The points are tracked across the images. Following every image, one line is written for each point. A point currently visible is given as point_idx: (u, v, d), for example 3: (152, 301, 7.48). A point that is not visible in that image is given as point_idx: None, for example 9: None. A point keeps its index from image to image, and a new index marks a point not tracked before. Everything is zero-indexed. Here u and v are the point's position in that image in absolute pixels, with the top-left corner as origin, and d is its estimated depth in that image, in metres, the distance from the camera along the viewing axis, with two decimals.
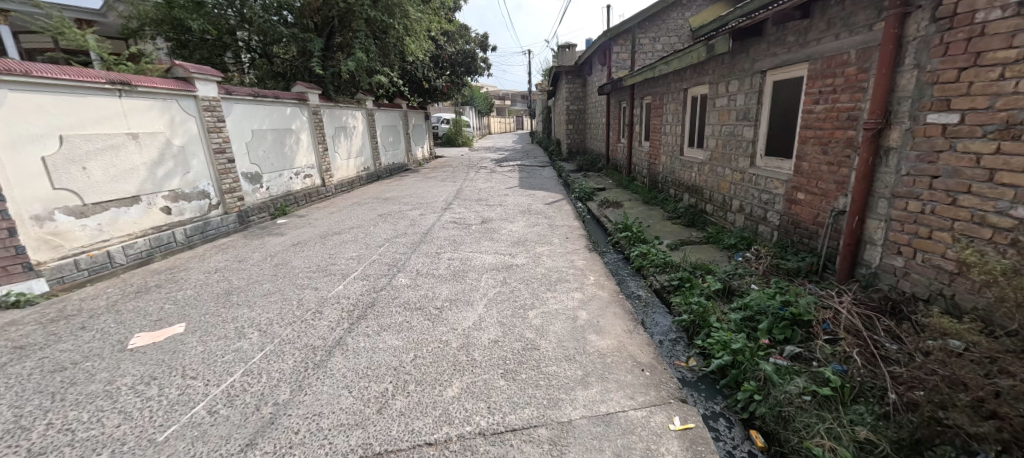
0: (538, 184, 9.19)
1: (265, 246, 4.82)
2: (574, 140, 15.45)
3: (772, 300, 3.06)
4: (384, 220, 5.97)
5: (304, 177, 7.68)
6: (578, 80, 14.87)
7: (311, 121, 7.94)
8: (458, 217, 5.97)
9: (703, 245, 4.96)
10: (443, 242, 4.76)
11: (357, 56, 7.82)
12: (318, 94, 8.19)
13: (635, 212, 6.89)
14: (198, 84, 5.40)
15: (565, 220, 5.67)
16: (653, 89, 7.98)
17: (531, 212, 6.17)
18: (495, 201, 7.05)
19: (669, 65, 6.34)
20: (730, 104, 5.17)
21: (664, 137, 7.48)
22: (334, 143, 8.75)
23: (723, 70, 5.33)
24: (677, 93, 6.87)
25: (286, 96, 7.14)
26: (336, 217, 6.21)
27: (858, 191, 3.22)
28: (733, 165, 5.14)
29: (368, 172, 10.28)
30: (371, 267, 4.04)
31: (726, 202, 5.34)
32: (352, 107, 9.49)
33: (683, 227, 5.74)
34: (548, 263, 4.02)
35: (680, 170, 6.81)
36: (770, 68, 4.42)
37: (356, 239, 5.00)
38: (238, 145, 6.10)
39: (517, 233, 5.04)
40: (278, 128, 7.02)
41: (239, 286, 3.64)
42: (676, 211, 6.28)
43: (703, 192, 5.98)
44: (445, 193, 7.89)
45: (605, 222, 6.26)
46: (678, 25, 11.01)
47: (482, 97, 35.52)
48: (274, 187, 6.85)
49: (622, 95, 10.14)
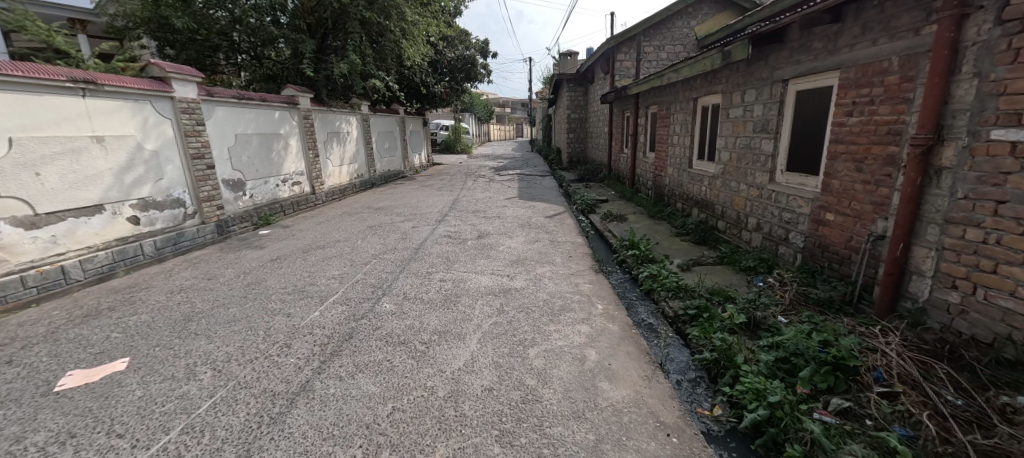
0: (538, 195, 8.81)
1: (240, 261, 4.40)
2: (575, 149, 15.13)
3: (809, 339, 2.66)
4: (374, 232, 5.58)
5: (292, 184, 7.28)
6: (580, 88, 14.59)
7: (301, 126, 7.56)
8: (454, 231, 5.56)
9: (718, 266, 4.58)
10: (436, 260, 4.36)
11: (351, 59, 7.48)
12: (310, 97, 7.83)
13: (641, 227, 6.51)
14: (175, 85, 5.02)
15: (567, 236, 5.28)
16: (659, 98, 7.64)
17: (532, 227, 5.77)
18: (493, 213, 6.66)
19: (678, 72, 5.99)
20: (746, 115, 4.81)
21: (671, 149, 7.13)
22: (326, 149, 8.37)
23: (738, 79, 4.98)
24: (685, 102, 6.53)
25: (274, 98, 6.77)
26: (323, 229, 5.81)
27: (904, 215, 2.84)
28: (749, 180, 4.77)
29: (362, 179, 9.90)
30: (354, 288, 3.64)
31: (742, 220, 4.97)
32: (346, 112, 9.13)
33: (694, 245, 5.35)
34: (551, 287, 3.62)
35: (688, 183, 6.45)
36: (793, 77, 4.07)
37: (341, 254, 4.60)
38: (219, 150, 5.71)
39: (515, 250, 4.65)
40: (265, 132, 6.63)
41: (203, 310, 3.24)
42: (686, 227, 5.90)
43: (715, 208, 5.60)
44: (440, 203, 7.50)
45: (610, 238, 5.87)
46: (683, 33, 10.75)
47: (482, 104, 35.32)
48: (258, 195, 6.45)
49: (626, 104, 9.82)
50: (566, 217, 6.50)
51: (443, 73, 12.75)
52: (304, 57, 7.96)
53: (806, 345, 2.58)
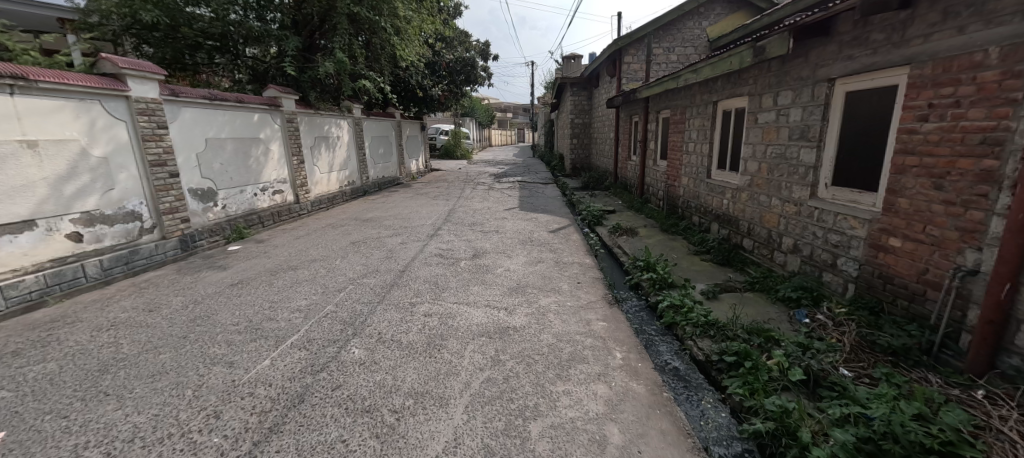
0: (541, 205, 8.20)
1: (195, 287, 3.79)
2: (579, 156, 14.54)
3: (898, 410, 2.03)
4: (357, 249, 4.96)
5: (272, 193, 6.68)
6: (584, 92, 14.02)
7: (285, 130, 6.99)
8: (446, 249, 4.94)
9: (749, 294, 3.97)
10: (422, 286, 3.74)
11: (339, 58, 6.92)
12: (295, 99, 7.26)
13: (655, 243, 5.89)
14: (131, 82, 4.44)
15: (574, 256, 4.66)
16: (672, 102, 7.04)
17: (534, 244, 5.15)
18: (492, 226, 6.05)
19: (697, 73, 5.39)
20: (779, 119, 4.21)
21: (686, 157, 6.52)
22: (313, 155, 7.79)
23: (769, 79, 4.37)
24: (703, 105, 5.94)
25: (252, 99, 6.19)
26: (300, 245, 5.20)
27: (1012, 247, 2.22)
28: (783, 195, 4.16)
29: (353, 186, 9.30)
30: (320, 326, 3.02)
31: (773, 240, 4.35)
32: (336, 115, 8.56)
33: (717, 266, 4.73)
34: (557, 326, 3.00)
35: (707, 196, 5.82)
36: (843, 75, 3.46)
37: (313, 278, 3.98)
38: (185, 156, 5.12)
39: (515, 274, 4.02)
40: (241, 137, 6.05)
41: (127, 357, 2.62)
42: (705, 245, 5.29)
43: (739, 224, 4.99)
44: (435, 214, 6.90)
45: (621, 257, 5.26)
46: (694, 35, 10.16)
47: (483, 109, 34.88)
48: (232, 205, 5.85)
49: (634, 109, 9.22)
50: (571, 231, 5.88)
51: (441, 76, 12.18)
52: (287, 55, 7.38)
53: (900, 424, 1.95)
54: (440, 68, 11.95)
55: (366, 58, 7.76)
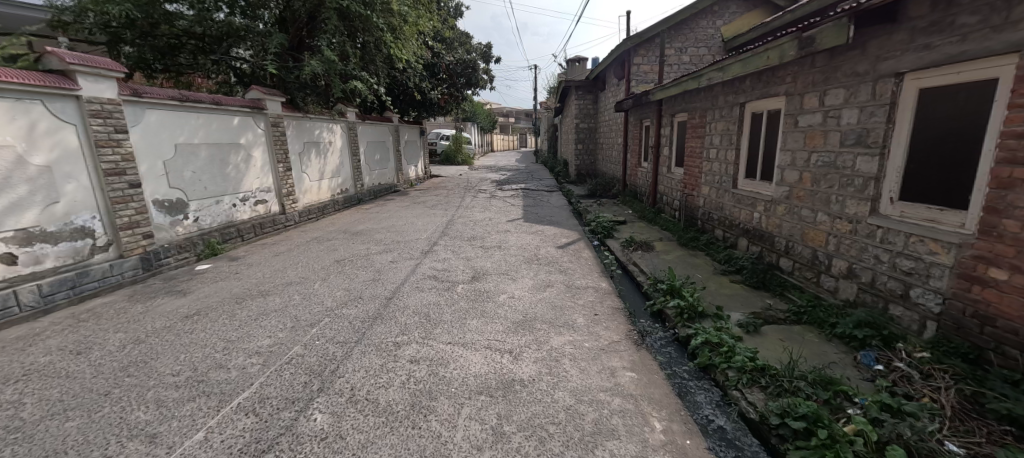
0: (546, 215, 7.61)
1: (142, 319, 3.21)
2: (584, 162, 13.96)
3: None
4: (341, 269, 4.37)
5: (254, 203, 6.11)
6: (590, 96, 13.45)
7: (269, 135, 6.43)
8: (441, 269, 4.35)
9: (797, 328, 3.37)
10: (411, 320, 3.14)
11: (328, 57, 6.37)
12: (282, 101, 6.71)
13: (675, 261, 5.29)
14: (83, 80, 3.90)
15: (588, 279, 4.06)
16: (690, 104, 6.46)
17: (540, 263, 4.55)
18: (493, 241, 5.45)
19: (723, 72, 4.80)
20: (827, 122, 3.63)
21: (706, 164, 5.93)
22: (302, 162, 7.24)
23: (813, 76, 3.80)
24: (727, 107, 5.36)
25: (231, 101, 5.65)
26: (277, 263, 4.60)
27: None
28: (834, 210, 3.56)
29: (346, 194, 8.74)
30: (278, 377, 2.42)
31: (821, 262, 3.75)
32: (327, 119, 8.01)
33: (751, 291, 4.14)
34: (574, 379, 2.40)
35: (733, 208, 5.22)
36: (916, 69, 2.88)
37: (283, 307, 3.39)
38: (149, 164, 4.58)
39: (520, 304, 3.43)
40: (219, 142, 5.50)
41: (22, 427, 2.04)
42: (735, 265, 4.68)
43: (775, 242, 4.39)
44: (432, 227, 6.32)
45: (640, 278, 4.67)
46: (708, 35, 9.58)
47: (485, 113, 34.38)
48: (206, 218, 5.29)
49: (645, 112, 8.63)
50: (582, 247, 5.29)
51: (441, 78, 11.64)
52: (271, 54, 6.80)
53: None
54: (440, 70, 11.40)
55: (358, 58, 7.22)
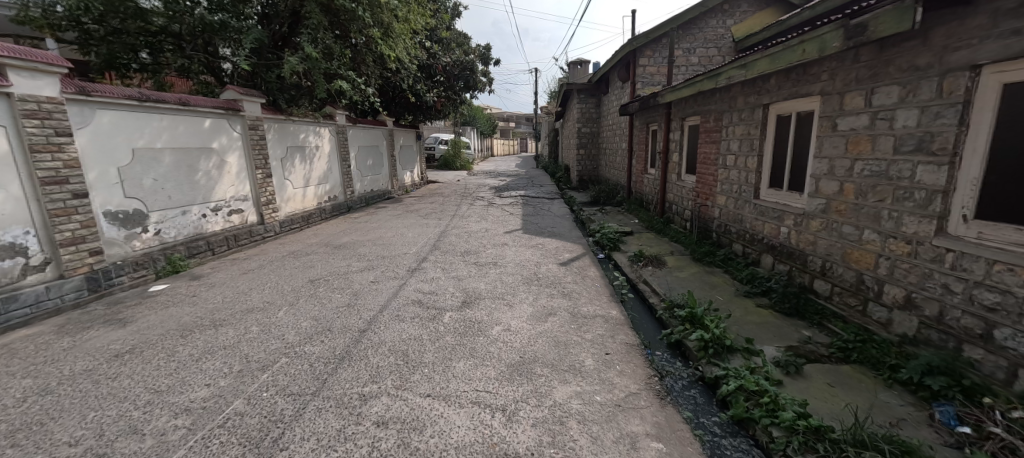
0: (548, 225, 7.07)
1: (62, 360, 2.68)
2: (587, 167, 13.44)
3: None
4: (313, 291, 3.83)
5: (228, 213, 5.58)
6: (592, 100, 12.96)
7: (246, 139, 5.91)
8: (427, 292, 3.79)
9: (846, 370, 2.82)
10: (384, 362, 2.61)
11: (311, 53, 5.90)
12: (261, 103, 6.21)
13: (691, 279, 4.74)
14: (16, 76, 3.39)
15: (595, 306, 3.52)
16: (703, 106, 5.93)
17: (540, 285, 4.01)
18: (489, 257, 4.90)
19: (746, 69, 4.28)
20: (877, 125, 3.11)
21: (722, 172, 5.41)
22: (284, 168, 6.73)
23: (857, 72, 3.29)
24: (747, 109, 4.85)
25: (202, 101, 5.14)
26: (242, 283, 4.06)
27: None
28: (886, 227, 3.04)
29: (334, 202, 8.22)
30: (202, 450, 1.88)
31: (869, 287, 3.22)
32: (314, 122, 7.50)
33: (783, 319, 3.59)
34: (583, 452, 1.87)
35: (756, 221, 4.69)
36: (1001, 61, 2.38)
37: (234, 343, 2.84)
38: (100, 171, 4.06)
39: (516, 340, 2.89)
40: (187, 146, 4.99)
41: None
42: (760, 287, 4.14)
43: (808, 262, 3.85)
44: (422, 239, 5.77)
45: (653, 301, 4.12)
46: (718, 35, 9.06)
47: (485, 118, 33.93)
48: (170, 231, 4.76)
49: (653, 116, 8.11)
50: (587, 264, 4.75)
51: (437, 81, 11.13)
52: (247, 50, 6.25)
53: None
54: (436, 71, 10.85)
55: (346, 57, 6.74)
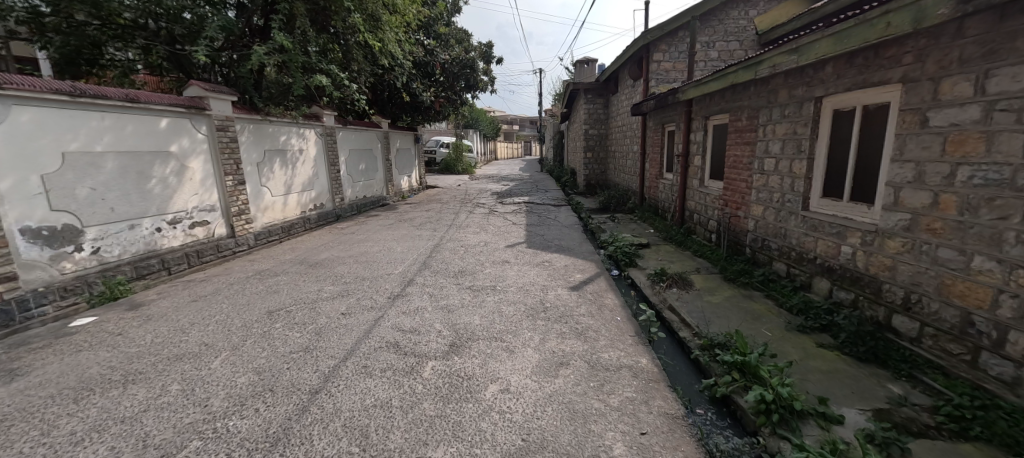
0: (554, 237, 6.31)
1: None
2: (594, 171, 12.67)
3: None
4: (267, 327, 3.09)
5: (189, 226, 4.88)
6: (600, 99, 12.23)
7: (214, 141, 5.21)
8: (408, 330, 3.04)
9: (970, 454, 2.07)
10: (333, 449, 1.88)
11: (285, 43, 5.21)
12: (232, 101, 5.50)
13: (728, 306, 3.97)
14: None
15: (619, 351, 2.76)
16: (734, 100, 5.16)
17: (548, 319, 3.24)
18: (486, 280, 4.14)
19: (798, 54, 3.53)
20: (999, 120, 2.38)
21: (758, 177, 4.65)
22: (261, 173, 6.03)
23: (962, 52, 2.55)
24: (792, 103, 4.09)
25: (156, 98, 4.44)
26: (184, 316, 3.33)
27: None
28: (1012, 254, 2.32)
29: (321, 210, 7.52)
30: None
31: (983, 332, 2.48)
32: (297, 124, 6.81)
33: (859, 368, 2.82)
34: None
35: (804, 237, 3.93)
36: None
37: (138, 414, 2.12)
38: (15, 180, 3.38)
39: (516, 409, 2.14)
40: (136, 149, 4.30)
41: None
42: (819, 321, 3.37)
43: (883, 292, 3.09)
44: (412, 256, 5.02)
45: (687, 339, 3.37)
46: (740, 28, 8.30)
47: (487, 120, 33.30)
48: (113, 249, 4.07)
49: (669, 115, 7.35)
50: (602, 288, 3.99)
51: (435, 80, 10.43)
52: (211, 40, 5.52)
53: None
54: (434, 69, 10.11)
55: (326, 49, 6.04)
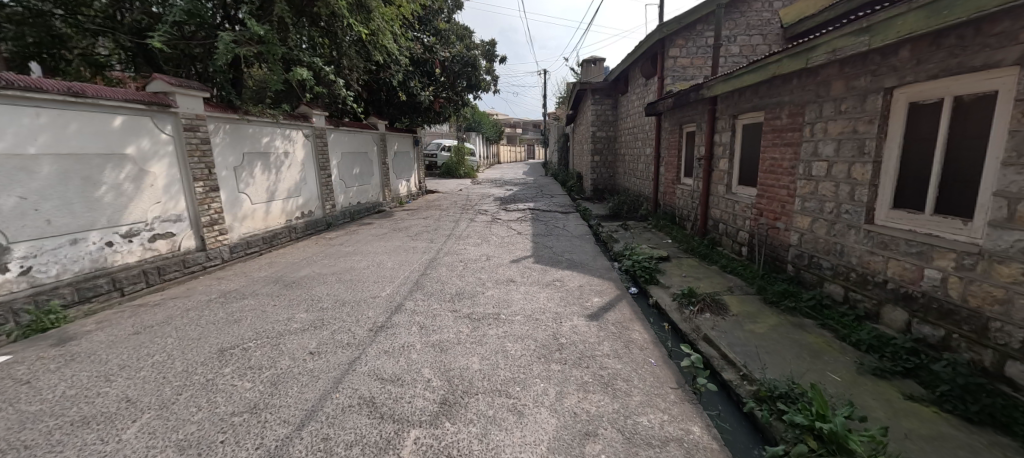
0: (564, 250, 5.66)
1: None
2: (602, 176, 12.03)
3: None
4: (211, 374, 2.46)
5: (149, 240, 4.27)
6: (608, 100, 11.60)
7: (181, 142, 4.59)
8: (389, 380, 2.40)
9: None
10: None
11: (261, 32, 4.65)
12: (204, 98, 4.87)
13: (776, 338, 3.31)
14: None
15: (661, 414, 2.12)
16: (770, 95, 4.52)
17: (564, 362, 2.60)
18: (488, 305, 3.50)
19: (871, 33, 2.90)
20: None
21: (804, 183, 4.01)
22: (239, 178, 5.43)
23: None
24: (850, 95, 3.45)
25: (107, 92, 3.84)
26: (115, 357, 2.70)
27: None
28: None
29: (310, 217, 6.92)
30: None
31: None
32: (282, 124, 6.21)
33: (973, 434, 2.17)
34: None
35: (869, 256, 3.29)
36: None
37: None
38: None
39: None
40: (80, 152, 3.70)
41: None
42: (902, 364, 2.72)
43: (992, 332, 2.47)
44: (403, 274, 4.38)
45: (734, 385, 2.72)
46: (763, 20, 7.66)
47: (490, 123, 32.72)
48: (48, 268, 3.49)
49: (689, 114, 6.72)
50: (627, 317, 3.34)
51: (435, 79, 9.86)
52: (175, 25, 4.94)
53: None
54: (434, 68, 9.53)
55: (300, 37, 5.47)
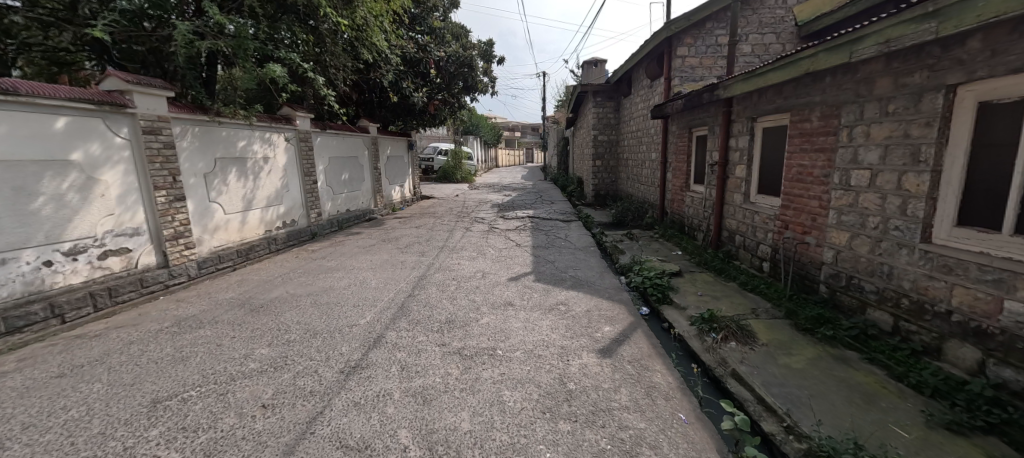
0: (567, 266, 5.17)
1: None
2: (604, 180, 11.55)
3: None
4: (132, 440, 1.96)
5: (100, 257, 3.77)
6: (611, 102, 11.15)
7: (140, 147, 4.08)
8: (354, 450, 1.90)
9: None
10: None
11: (224, 21, 4.22)
12: (168, 98, 4.35)
13: (818, 375, 2.81)
14: None
15: None
16: (797, 94, 4.05)
17: (574, 419, 2.11)
18: (482, 337, 3.00)
19: (941, 19, 2.42)
20: None
21: (840, 194, 3.53)
22: (210, 186, 4.92)
23: None
24: (900, 93, 2.98)
25: (46, 90, 3.35)
26: (22, 411, 2.20)
27: None
28: None
29: (292, 227, 6.41)
30: None
31: None
32: (261, 126, 5.71)
33: None
34: None
35: (926, 281, 2.82)
36: None
37: None
38: None
39: None
40: (10, 159, 3.22)
41: None
42: (984, 418, 2.25)
43: None
44: (387, 296, 3.87)
45: (778, 441, 2.24)
46: (777, 18, 7.20)
47: (488, 127, 32.31)
48: None
49: (699, 116, 6.26)
50: (645, 352, 2.85)
51: (431, 80, 9.34)
52: (132, 15, 4.47)
53: None
54: (428, 67, 9.01)
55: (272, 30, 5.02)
